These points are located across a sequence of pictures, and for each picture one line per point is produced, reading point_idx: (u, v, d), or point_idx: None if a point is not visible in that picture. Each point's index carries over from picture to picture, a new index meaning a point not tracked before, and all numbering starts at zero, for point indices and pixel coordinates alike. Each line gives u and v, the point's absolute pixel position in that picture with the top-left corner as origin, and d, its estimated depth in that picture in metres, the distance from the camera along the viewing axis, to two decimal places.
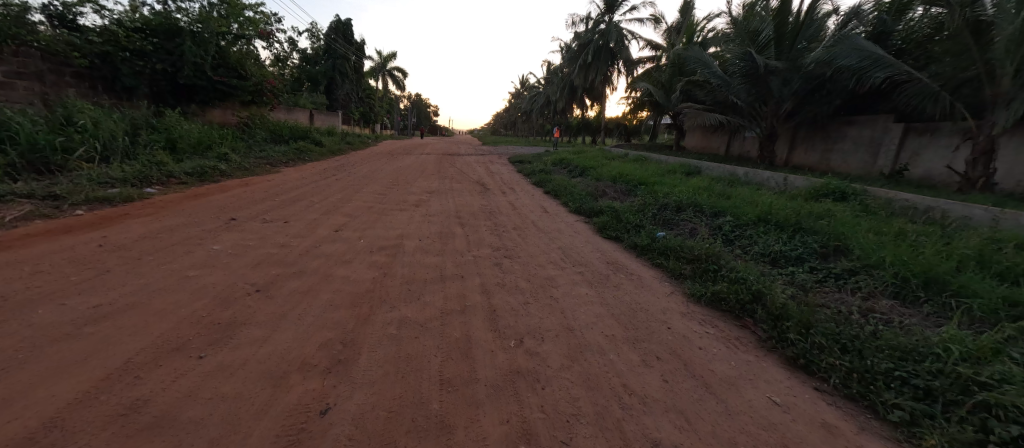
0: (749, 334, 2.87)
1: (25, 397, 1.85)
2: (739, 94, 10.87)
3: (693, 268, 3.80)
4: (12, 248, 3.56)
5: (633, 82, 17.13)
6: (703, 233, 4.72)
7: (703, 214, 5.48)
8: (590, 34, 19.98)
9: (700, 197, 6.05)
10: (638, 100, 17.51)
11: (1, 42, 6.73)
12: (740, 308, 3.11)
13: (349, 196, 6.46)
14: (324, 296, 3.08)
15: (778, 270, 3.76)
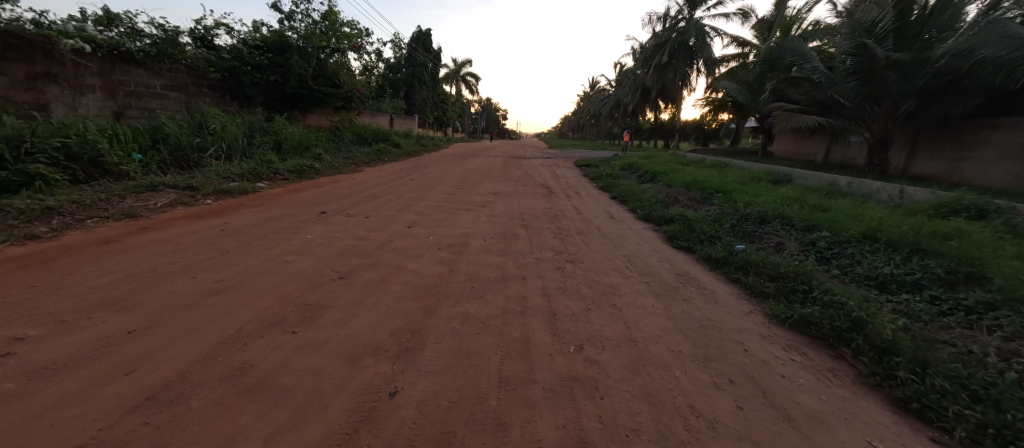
0: (845, 366, 2.55)
1: (164, 351, 2.19)
2: (845, 93, 9.73)
3: (778, 286, 3.46)
4: (158, 229, 4.24)
5: (715, 83, 16.10)
6: (791, 249, 4.29)
7: (791, 227, 4.99)
8: (668, 33, 19.18)
9: (789, 209, 5.52)
10: (720, 101, 16.40)
11: (160, 60, 8.04)
12: (835, 336, 2.77)
13: (421, 195, 6.82)
14: (395, 286, 3.28)
15: (887, 297, 3.30)
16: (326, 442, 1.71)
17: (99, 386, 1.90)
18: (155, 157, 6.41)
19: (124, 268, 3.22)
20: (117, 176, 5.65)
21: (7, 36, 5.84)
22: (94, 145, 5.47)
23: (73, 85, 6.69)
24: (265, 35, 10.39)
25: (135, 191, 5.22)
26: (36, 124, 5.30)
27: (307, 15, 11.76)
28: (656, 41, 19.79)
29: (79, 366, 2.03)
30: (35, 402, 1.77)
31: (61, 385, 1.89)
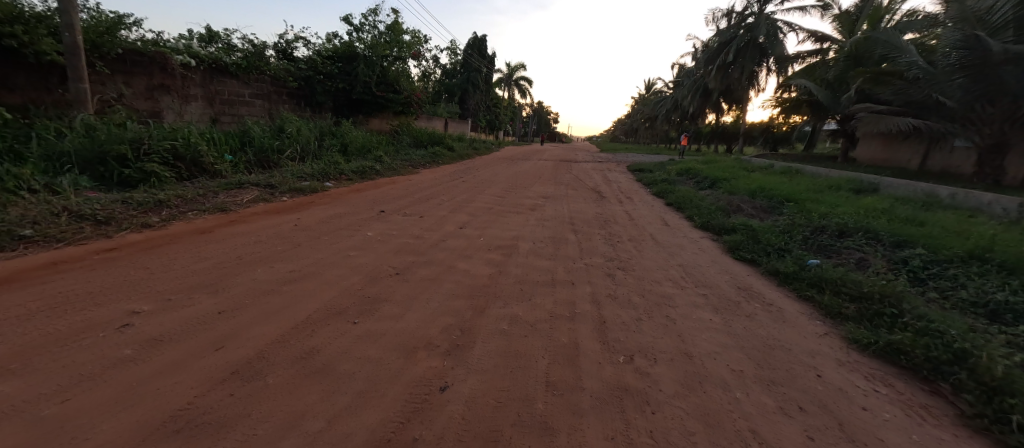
0: (940, 402, 2.27)
1: (246, 331, 2.44)
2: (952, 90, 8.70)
3: (858, 308, 3.17)
4: (242, 222, 4.71)
5: (787, 83, 15.01)
6: (877, 267, 3.90)
7: (878, 243, 4.53)
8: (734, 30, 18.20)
9: (874, 222, 5.02)
10: (793, 103, 15.26)
11: (248, 71, 8.94)
12: (931, 368, 2.48)
13: (473, 197, 6.99)
14: (447, 285, 3.40)
15: (999, 328, 2.90)
16: (381, 429, 1.81)
17: (195, 358, 2.15)
18: (242, 158, 7.11)
19: (216, 255, 3.61)
20: (212, 174, 6.34)
21: (134, 54, 6.84)
22: (195, 147, 6.19)
23: (180, 95, 7.62)
24: (337, 46, 11.17)
25: (226, 187, 5.83)
26: (151, 129, 6.09)
27: (374, 26, 12.50)
28: (721, 40, 18.95)
29: (179, 339, 2.31)
30: (146, 367, 2.05)
31: (165, 354, 2.17)
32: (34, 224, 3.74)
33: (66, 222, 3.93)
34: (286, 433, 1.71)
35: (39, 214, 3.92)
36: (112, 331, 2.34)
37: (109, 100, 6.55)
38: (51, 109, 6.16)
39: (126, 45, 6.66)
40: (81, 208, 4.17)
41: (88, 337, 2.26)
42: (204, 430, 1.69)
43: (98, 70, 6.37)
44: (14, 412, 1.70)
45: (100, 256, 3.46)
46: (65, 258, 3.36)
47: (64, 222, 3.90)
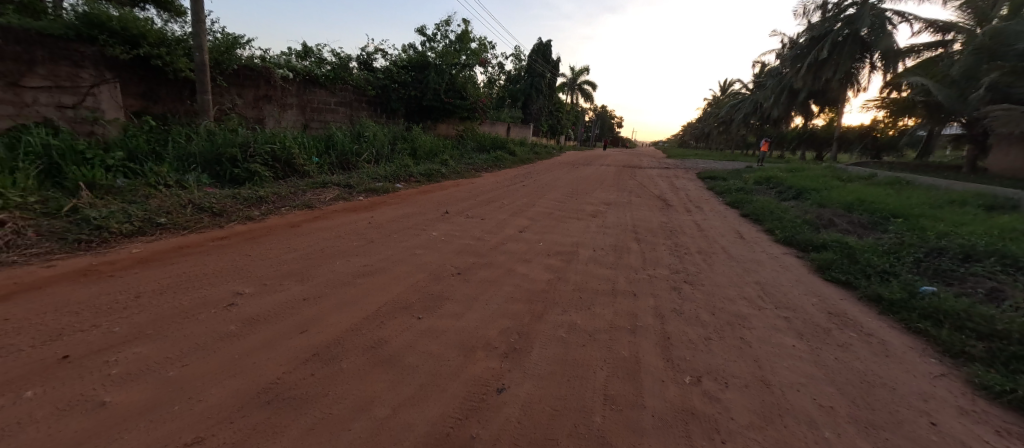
0: None
1: (325, 318, 2.65)
2: None
3: (987, 347, 2.69)
4: (324, 217, 5.13)
5: (899, 82, 13.31)
6: (1016, 299, 3.29)
7: (1016, 271, 3.83)
8: (829, 23, 16.56)
9: (1012, 246, 4.27)
10: (908, 103, 13.53)
11: (334, 81, 9.75)
12: None
13: (532, 201, 6.99)
14: (506, 287, 3.43)
15: None
16: (441, 423, 1.85)
17: (284, 338, 2.38)
18: (326, 160, 7.74)
19: (304, 247, 3.97)
20: (301, 174, 6.98)
21: (246, 70, 7.76)
22: (289, 150, 6.87)
23: (279, 104, 8.51)
24: (411, 56, 11.80)
25: (313, 187, 6.37)
26: (254, 134, 6.85)
27: (445, 36, 13.06)
28: (812, 34, 17.13)
29: (269, 320, 2.57)
30: (245, 343, 2.31)
31: (257, 333, 2.42)
32: (167, 214, 4.38)
33: (190, 213, 4.55)
34: (357, 416, 1.82)
35: (171, 205, 4.56)
36: (220, 309, 2.67)
37: (224, 109, 7.48)
38: (182, 117, 7.17)
39: (241, 62, 7.53)
40: (201, 201, 4.80)
41: (203, 313, 2.60)
42: (288, 404, 1.86)
43: (217, 84, 7.29)
44: (148, 370, 2.00)
45: (214, 243, 3.97)
46: (189, 244, 3.90)
47: (189, 213, 4.51)
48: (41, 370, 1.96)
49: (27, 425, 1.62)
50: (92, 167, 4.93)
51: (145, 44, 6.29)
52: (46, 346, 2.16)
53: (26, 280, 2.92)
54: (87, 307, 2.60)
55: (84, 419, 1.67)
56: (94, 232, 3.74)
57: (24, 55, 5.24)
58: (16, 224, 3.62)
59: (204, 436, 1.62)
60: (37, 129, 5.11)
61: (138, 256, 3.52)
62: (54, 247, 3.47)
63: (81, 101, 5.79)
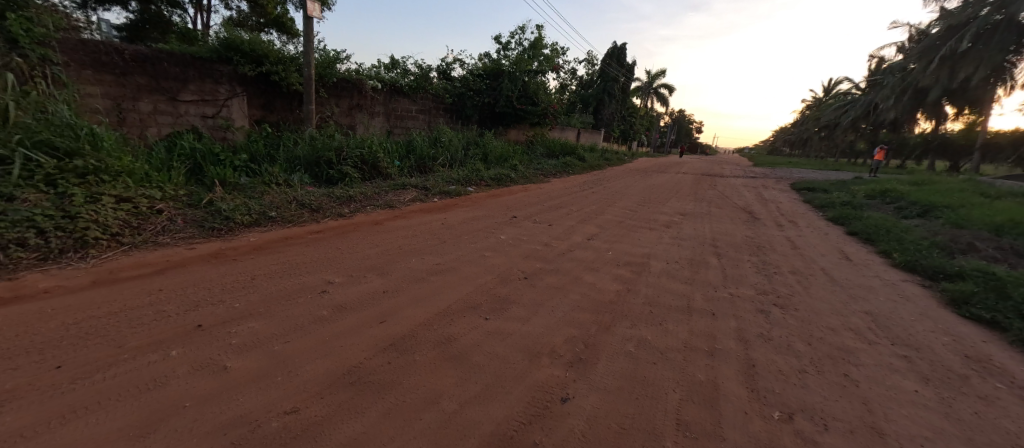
0: None
1: (400, 312, 2.84)
2: None
3: None
4: (403, 217, 5.42)
5: None
6: None
7: None
8: (973, 9, 14.10)
9: None
10: None
11: (415, 90, 10.33)
12: None
13: (602, 208, 6.79)
14: (573, 295, 3.34)
15: None
16: (504, 426, 1.86)
17: (364, 327, 2.61)
18: (406, 164, 8.20)
19: (384, 243, 4.25)
20: (385, 176, 7.46)
21: (343, 82, 8.52)
22: (375, 154, 7.38)
23: (367, 112, 9.22)
24: (486, 64, 12.15)
25: (394, 188, 6.77)
26: (347, 139, 7.47)
27: (520, 44, 13.28)
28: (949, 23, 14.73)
29: (350, 312, 2.79)
30: (333, 328, 2.58)
31: (340, 324, 2.63)
32: (278, 208, 4.91)
33: (295, 208, 5.07)
34: (425, 409, 1.92)
35: (280, 201, 5.11)
36: (315, 294, 3.01)
37: (324, 117, 8.28)
38: (291, 125, 7.99)
39: (339, 75, 8.30)
40: (303, 198, 5.32)
41: (302, 297, 2.96)
42: (363, 395, 1.98)
43: (319, 95, 8.11)
44: (258, 344, 2.35)
45: (313, 235, 4.42)
46: (294, 235, 4.39)
47: (294, 208, 5.03)
48: (183, 334, 2.40)
49: (171, 379, 2.00)
50: (222, 166, 5.76)
51: (267, 62, 7.21)
52: (187, 315, 2.62)
53: (175, 259, 3.55)
54: (217, 284, 3.10)
55: (210, 381, 2.01)
56: (224, 222, 4.35)
57: (181, 75, 6.45)
58: (170, 212, 4.33)
59: (298, 407, 1.88)
60: (186, 136, 6.14)
61: (254, 243, 4.05)
62: (196, 233, 4.13)
63: (218, 111, 6.92)
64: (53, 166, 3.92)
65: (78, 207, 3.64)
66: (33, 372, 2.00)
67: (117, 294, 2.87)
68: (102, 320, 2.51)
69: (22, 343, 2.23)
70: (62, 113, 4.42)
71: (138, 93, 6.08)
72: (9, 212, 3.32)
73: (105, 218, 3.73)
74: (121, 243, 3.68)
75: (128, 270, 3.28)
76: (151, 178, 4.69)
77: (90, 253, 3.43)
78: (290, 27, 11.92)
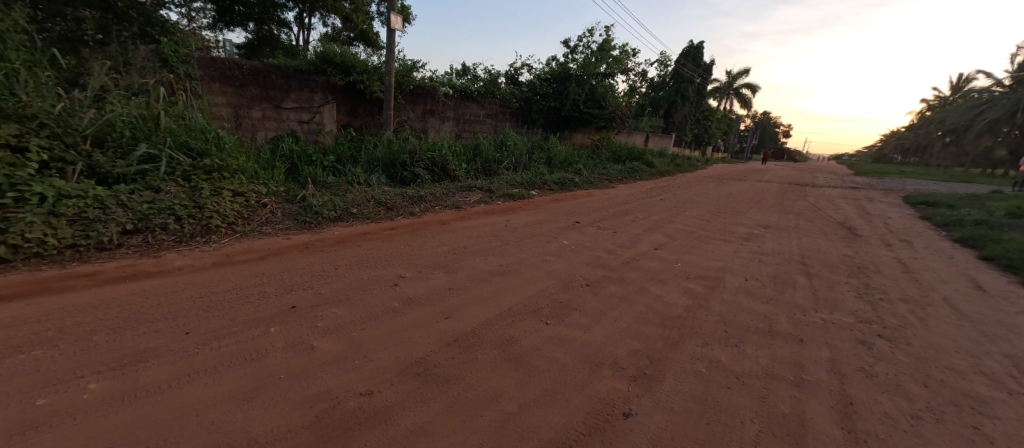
0: None
1: (465, 309, 2.89)
2: None
3: None
4: (468, 218, 5.55)
5: None
6: None
7: None
8: None
9: None
10: None
11: (484, 95, 10.59)
12: None
13: (671, 216, 6.43)
14: (638, 307, 3.18)
15: None
16: (563, 434, 1.81)
17: (431, 321, 2.70)
18: (472, 166, 8.40)
19: (450, 242, 4.36)
20: (452, 178, 7.69)
21: (418, 89, 8.97)
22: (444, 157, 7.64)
23: (438, 117, 9.62)
24: (553, 68, 12.13)
25: (461, 189, 6.96)
26: (420, 143, 7.81)
27: (588, 47, 13.07)
28: None
29: (418, 306, 2.90)
30: (402, 320, 2.69)
31: (409, 316, 2.75)
32: (358, 206, 5.26)
33: (373, 206, 5.39)
34: (486, 406, 1.94)
35: (361, 199, 5.47)
36: (388, 287, 3.17)
37: (400, 122, 8.77)
38: (372, 129, 8.54)
39: (415, 83, 8.76)
40: (380, 197, 5.65)
41: (377, 288, 3.14)
42: (426, 388, 2.04)
43: (397, 101, 8.62)
44: (340, 328, 2.54)
45: (388, 231, 4.67)
46: (370, 230, 4.67)
47: (372, 206, 5.35)
48: (281, 314, 2.67)
49: (269, 353, 2.24)
50: (313, 166, 6.34)
51: (354, 73, 7.78)
52: (284, 297, 2.91)
53: (275, 247, 3.94)
54: (306, 271, 3.40)
55: (300, 358, 2.21)
56: (314, 216, 4.76)
57: (285, 85, 7.20)
58: (272, 206, 4.82)
59: (372, 391, 2.00)
60: (286, 139, 6.85)
61: (338, 236, 4.38)
62: (291, 225, 4.57)
63: (312, 116, 7.62)
64: (188, 164, 4.56)
65: (206, 200, 4.21)
66: (168, 336, 2.35)
67: (230, 276, 3.24)
68: (218, 296, 2.88)
69: (161, 310, 2.63)
70: (196, 119, 5.13)
71: (251, 101, 6.89)
72: (158, 201, 3.97)
73: (223, 208, 4.26)
74: (235, 231, 4.19)
75: (239, 255, 3.70)
76: (258, 175, 5.26)
77: (212, 238, 3.94)
78: (375, 40, 12.83)
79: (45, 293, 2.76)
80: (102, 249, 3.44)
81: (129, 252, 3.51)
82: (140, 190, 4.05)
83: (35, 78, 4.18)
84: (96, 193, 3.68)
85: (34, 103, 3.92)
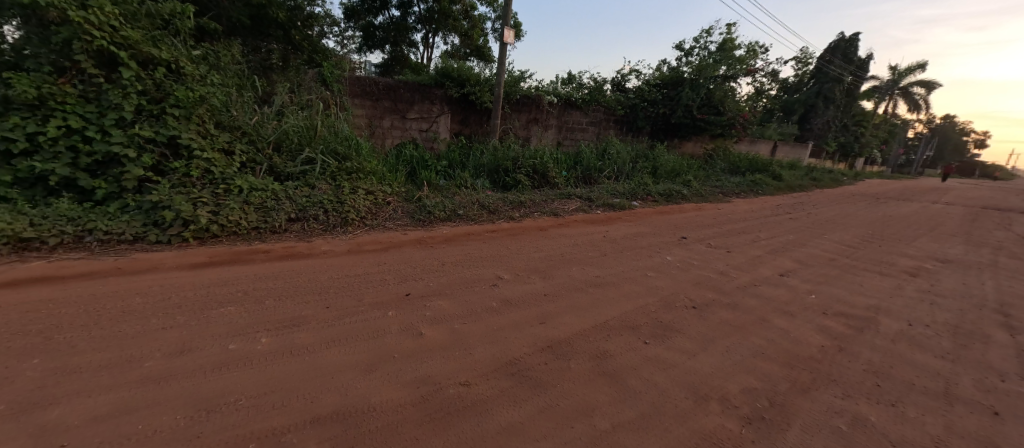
0: None
1: (559, 317, 2.80)
2: None
3: None
4: (566, 226, 5.45)
5: None
6: None
7: None
8: None
9: None
10: None
11: (589, 103, 10.39)
12: None
13: (801, 239, 5.52)
14: (757, 339, 2.75)
15: None
16: None
17: (526, 324, 2.66)
18: (572, 174, 8.26)
19: (547, 248, 4.32)
20: (552, 186, 7.65)
21: (523, 98, 9.21)
22: (545, 164, 7.65)
23: (542, 124, 9.73)
24: (665, 73, 11.40)
25: (560, 197, 6.88)
26: (523, 150, 7.94)
27: (706, 48, 12.01)
28: None
29: (514, 307, 2.89)
30: (498, 319, 2.70)
31: (506, 316, 2.75)
32: (464, 208, 5.51)
33: (478, 209, 5.60)
34: (578, 418, 1.83)
35: (467, 202, 5.72)
36: (487, 286, 3.22)
37: (505, 130, 9.04)
38: (480, 137, 8.93)
39: (520, 92, 9.02)
40: (485, 201, 5.85)
41: (478, 286, 3.22)
42: (519, 390, 2.00)
43: (504, 110, 8.96)
44: (445, 318, 2.65)
45: (489, 234, 4.80)
46: (474, 231, 4.85)
47: (477, 209, 5.57)
48: (398, 300, 2.88)
49: (386, 333, 2.43)
50: (428, 170, 6.85)
51: (468, 85, 8.24)
52: (400, 285, 3.15)
53: (393, 240, 4.30)
54: (418, 264, 3.64)
55: (410, 341, 2.36)
56: (427, 216, 5.11)
57: (410, 98, 7.92)
58: (395, 204, 5.29)
59: (470, 382, 2.03)
60: (408, 145, 7.53)
61: (446, 235, 4.63)
62: (408, 222, 4.96)
63: (430, 125, 8.26)
64: (336, 166, 5.26)
65: (347, 196, 4.79)
66: (312, 307, 2.71)
67: (359, 262, 3.61)
68: (348, 279, 3.24)
69: (307, 286, 3.05)
70: (343, 128, 5.92)
71: (383, 113, 7.73)
72: (312, 196, 4.63)
73: (358, 204, 4.80)
74: (366, 224, 4.70)
75: (367, 244, 4.12)
76: (386, 177, 5.84)
77: (349, 230, 4.46)
78: (488, 54, 13.49)
79: (235, 262, 3.42)
80: (274, 232, 4.13)
81: (291, 236, 4.15)
82: (301, 186, 4.79)
83: (241, 98, 5.30)
84: (273, 188, 4.46)
85: (240, 117, 4.96)
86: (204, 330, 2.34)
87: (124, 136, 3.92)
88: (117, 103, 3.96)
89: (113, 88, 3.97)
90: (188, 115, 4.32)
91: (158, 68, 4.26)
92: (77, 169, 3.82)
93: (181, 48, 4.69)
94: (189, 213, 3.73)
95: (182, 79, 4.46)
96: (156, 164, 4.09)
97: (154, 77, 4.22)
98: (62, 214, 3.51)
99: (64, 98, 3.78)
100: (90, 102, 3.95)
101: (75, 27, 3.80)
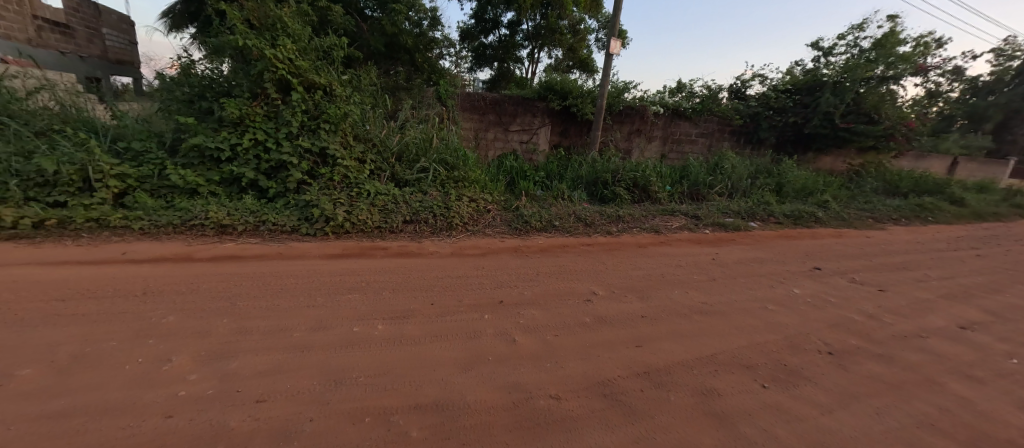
0: None
1: (659, 342, 2.57)
2: None
3: None
4: (669, 244, 5.04)
5: None
6: None
7: None
8: None
9: None
10: None
11: (702, 113, 9.58)
12: None
13: (991, 283, 4.29)
14: (920, 403, 2.19)
15: None
16: None
17: (621, 345, 2.49)
18: (677, 189, 7.67)
19: (647, 267, 4.04)
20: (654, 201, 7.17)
21: (626, 109, 8.89)
22: (648, 177, 7.20)
23: (646, 135, 9.25)
24: (798, 77, 9.97)
25: (662, 213, 6.43)
26: (624, 162, 7.62)
27: (856, 45, 10.19)
28: None
29: (609, 326, 2.74)
30: (591, 336, 2.58)
31: (600, 334, 2.62)
32: (560, 219, 5.47)
33: (573, 220, 5.52)
34: None
35: (563, 213, 5.67)
36: (580, 301, 3.11)
37: (606, 141, 8.80)
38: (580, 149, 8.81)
39: (624, 103, 8.71)
40: (581, 213, 5.73)
41: (571, 299, 3.13)
42: (611, 413, 1.87)
43: (605, 122, 8.77)
44: (537, 328, 2.62)
45: (584, 247, 4.67)
46: (568, 243, 4.76)
47: (573, 221, 5.47)
48: (493, 305, 2.94)
49: (481, 336, 2.48)
50: (527, 180, 6.98)
51: (570, 97, 8.22)
52: (495, 291, 3.21)
53: (491, 247, 4.43)
54: (511, 272, 3.68)
55: (503, 346, 2.37)
56: (524, 225, 5.18)
57: (513, 111, 8.18)
58: (495, 213, 5.47)
59: (561, 396, 1.96)
60: (509, 156, 7.77)
61: (541, 245, 4.62)
62: (506, 230, 5.09)
63: (530, 136, 8.43)
64: (446, 175, 5.63)
65: (454, 203, 5.09)
66: (416, 303, 2.90)
67: (458, 265, 3.79)
68: (447, 279, 3.41)
69: (412, 282, 3.28)
70: (453, 140, 6.33)
71: (489, 125, 8.13)
72: (425, 201, 5.01)
73: (463, 211, 5.06)
74: (468, 229, 4.93)
75: (467, 249, 4.32)
76: (488, 186, 6.08)
77: (453, 234, 4.73)
78: (592, 65, 13.34)
79: (358, 256, 3.85)
80: (392, 231, 4.56)
81: (405, 236, 4.55)
82: (416, 192, 5.23)
83: (374, 114, 6.00)
84: (394, 192, 4.94)
85: (373, 131, 5.61)
86: (332, 312, 2.65)
87: (291, 147, 4.73)
88: (288, 121, 4.79)
89: (286, 109, 4.81)
90: (335, 129, 5.03)
91: (317, 91, 5.03)
92: (259, 172, 4.69)
93: (334, 74, 5.47)
94: (331, 212, 4.33)
95: (333, 99, 5.20)
96: (311, 170, 4.85)
97: (314, 98, 5.01)
98: (248, 207, 4.33)
99: (255, 117, 4.71)
100: (270, 120, 4.83)
101: (267, 62, 4.69)
